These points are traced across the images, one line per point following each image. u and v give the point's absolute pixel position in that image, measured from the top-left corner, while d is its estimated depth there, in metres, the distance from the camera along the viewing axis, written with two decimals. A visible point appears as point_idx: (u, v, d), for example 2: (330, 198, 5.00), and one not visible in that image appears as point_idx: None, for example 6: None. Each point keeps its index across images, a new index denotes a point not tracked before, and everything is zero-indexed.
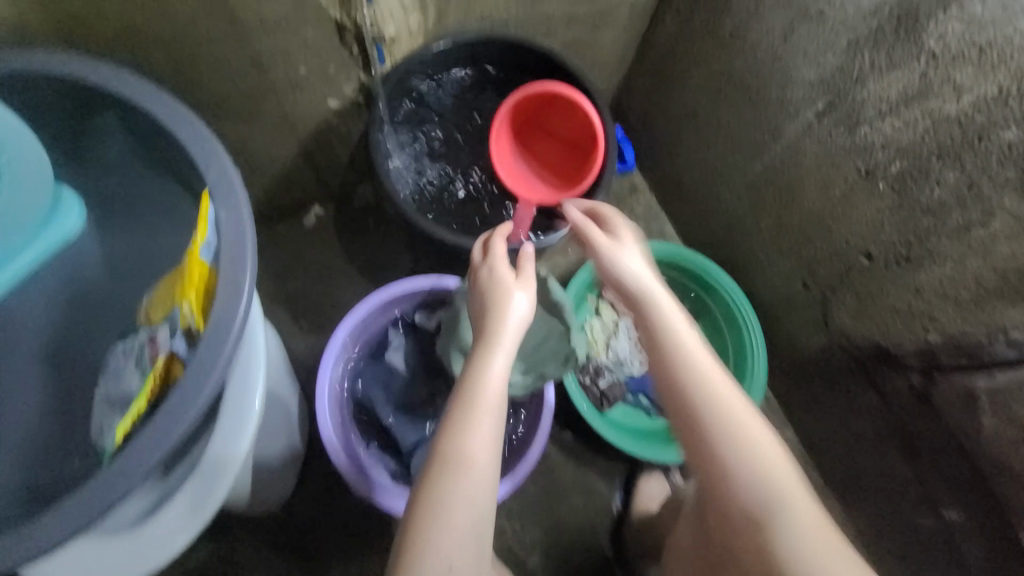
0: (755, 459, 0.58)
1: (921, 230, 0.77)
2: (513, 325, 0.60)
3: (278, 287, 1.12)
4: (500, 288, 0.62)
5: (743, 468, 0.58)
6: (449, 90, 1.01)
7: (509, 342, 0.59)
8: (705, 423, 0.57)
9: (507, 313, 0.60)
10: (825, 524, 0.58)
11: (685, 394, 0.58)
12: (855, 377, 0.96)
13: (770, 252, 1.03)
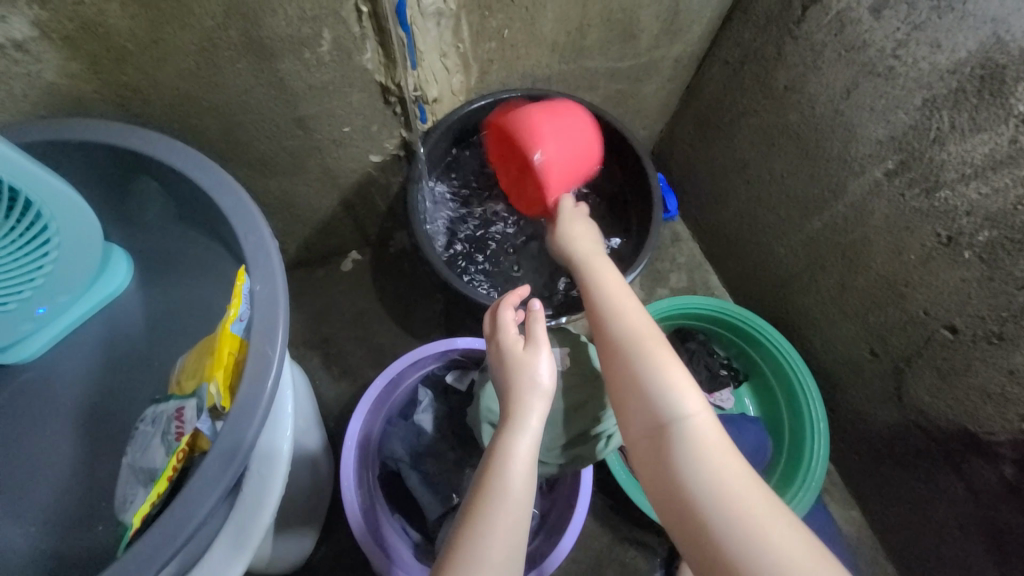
0: (678, 431, 0.51)
1: (1015, 306, 0.68)
2: (537, 400, 0.57)
3: (312, 332, 1.12)
4: (515, 350, 0.60)
5: (667, 449, 0.51)
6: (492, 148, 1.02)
7: (536, 423, 0.56)
8: (624, 382, 0.55)
9: (528, 386, 0.57)
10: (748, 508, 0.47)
11: (608, 353, 0.57)
12: (935, 462, 0.85)
13: (831, 314, 0.95)
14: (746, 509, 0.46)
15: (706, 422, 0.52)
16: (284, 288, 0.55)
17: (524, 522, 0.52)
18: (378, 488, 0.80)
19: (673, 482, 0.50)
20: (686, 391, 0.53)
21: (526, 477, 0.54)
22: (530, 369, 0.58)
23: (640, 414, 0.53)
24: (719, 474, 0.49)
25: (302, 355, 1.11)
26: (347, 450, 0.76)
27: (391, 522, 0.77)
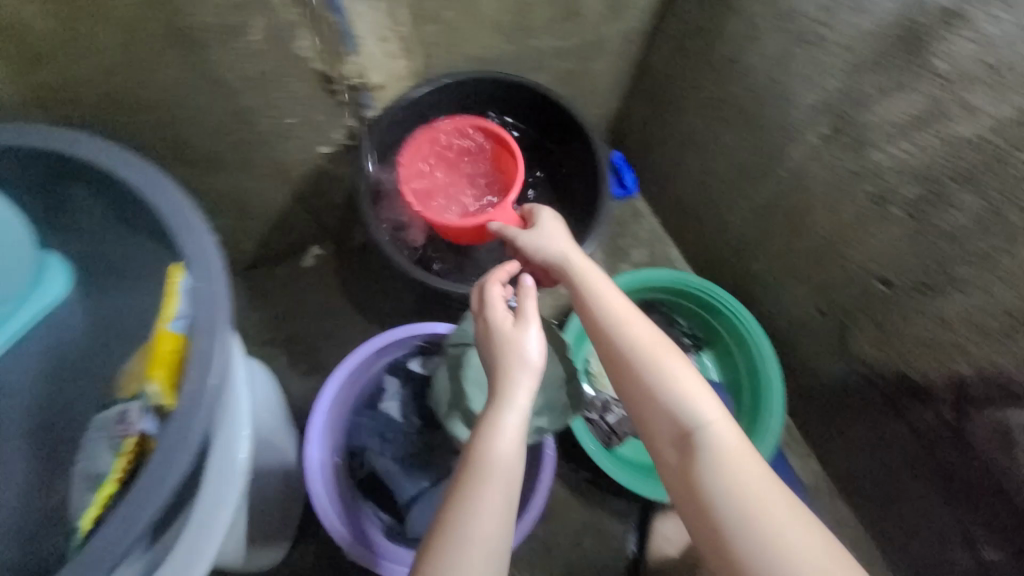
0: (700, 442, 0.55)
1: (941, 256, 0.71)
2: (522, 378, 0.58)
3: (277, 330, 1.11)
4: (505, 328, 0.60)
5: (690, 457, 0.55)
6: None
7: (521, 399, 0.57)
8: (639, 398, 0.58)
9: (515, 364, 0.57)
10: (772, 513, 0.51)
11: (615, 368, 0.60)
12: (879, 408, 0.89)
13: (782, 279, 0.99)
14: (764, 514, 0.51)
15: (723, 428, 0.56)
16: (224, 283, 0.55)
17: (507, 498, 0.54)
18: (347, 478, 0.81)
19: (699, 490, 0.53)
20: (704, 404, 0.56)
21: (512, 453, 0.55)
22: (518, 347, 0.59)
23: (656, 426, 0.57)
24: (734, 481, 0.52)
25: (269, 355, 1.10)
26: (309, 444, 0.76)
27: (360, 509, 0.79)
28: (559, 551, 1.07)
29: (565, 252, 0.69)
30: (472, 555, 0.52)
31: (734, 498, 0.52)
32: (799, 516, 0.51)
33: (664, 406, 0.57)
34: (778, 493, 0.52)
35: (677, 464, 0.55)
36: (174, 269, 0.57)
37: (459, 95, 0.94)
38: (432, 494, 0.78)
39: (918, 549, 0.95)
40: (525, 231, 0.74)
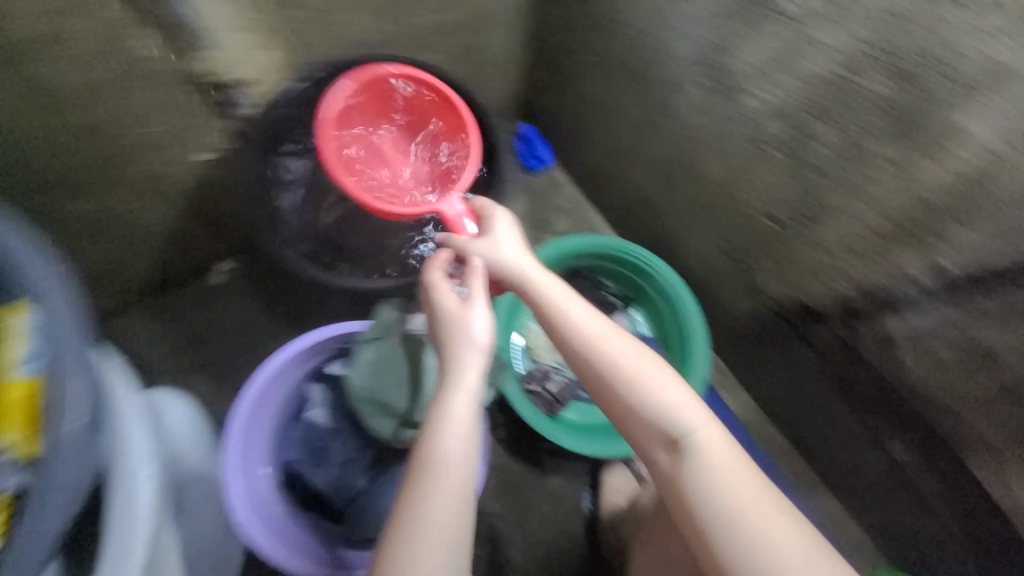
0: (684, 447, 0.61)
1: (811, 186, 0.76)
2: (468, 352, 0.61)
3: (194, 355, 1.05)
4: (450, 309, 0.62)
5: (677, 461, 0.61)
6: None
7: (469, 379, 0.60)
8: (625, 413, 0.62)
9: (459, 342, 0.61)
10: (749, 503, 0.59)
11: (603, 389, 0.63)
12: (788, 335, 0.96)
13: (692, 229, 1.03)
14: (747, 508, 0.59)
15: (709, 432, 0.62)
16: (75, 315, 0.51)
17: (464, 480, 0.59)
18: (272, 492, 0.78)
19: (683, 490, 0.61)
20: (685, 413, 0.62)
21: (462, 437, 0.59)
22: (463, 326, 0.61)
23: (648, 437, 0.63)
24: (714, 481, 0.60)
25: (188, 382, 1.04)
26: (226, 475, 0.73)
27: (287, 521, 0.77)
28: (518, 522, 1.09)
29: (527, 269, 0.66)
30: (434, 534, 0.57)
31: (715, 495, 0.60)
32: (770, 499, 0.60)
33: (655, 419, 0.62)
34: (753, 483, 0.61)
35: (670, 469, 0.62)
36: (14, 309, 0.52)
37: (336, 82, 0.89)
38: (367, 497, 0.78)
39: (841, 459, 1.03)
40: (477, 239, 0.67)
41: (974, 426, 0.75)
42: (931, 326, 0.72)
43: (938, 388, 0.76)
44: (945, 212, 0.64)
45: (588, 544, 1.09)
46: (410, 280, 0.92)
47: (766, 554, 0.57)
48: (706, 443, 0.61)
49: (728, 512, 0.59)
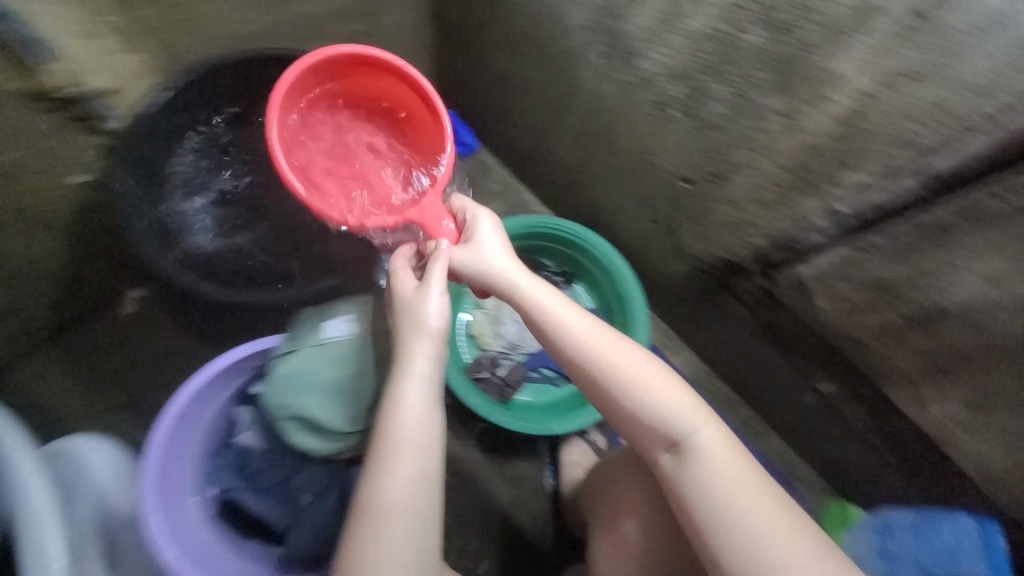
0: (684, 449, 0.63)
1: (715, 145, 0.76)
2: (423, 341, 0.65)
3: (115, 393, 0.98)
4: (411, 294, 0.66)
5: (678, 464, 0.63)
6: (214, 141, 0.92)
7: (419, 364, 0.64)
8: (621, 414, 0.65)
9: (416, 331, 0.65)
10: (754, 508, 0.60)
11: (600, 393, 0.66)
12: (718, 291, 0.98)
13: (617, 199, 1.03)
14: (744, 508, 0.60)
15: (711, 434, 0.64)
16: None
17: (424, 469, 0.62)
18: (208, 528, 0.73)
19: (683, 492, 0.62)
20: (687, 417, 0.64)
21: (421, 425, 0.63)
22: (419, 314, 0.65)
23: (648, 439, 0.65)
24: (714, 485, 0.61)
25: (113, 423, 0.97)
26: (150, 513, 0.64)
27: (233, 554, 0.72)
28: (482, 509, 1.10)
29: (513, 279, 0.68)
30: (394, 518, 0.60)
31: (718, 499, 0.60)
32: (776, 502, 0.61)
33: (652, 421, 0.64)
34: (758, 486, 0.61)
35: (671, 471, 0.64)
36: None
37: (203, 91, 0.83)
38: (312, 513, 0.73)
39: (780, 402, 1.08)
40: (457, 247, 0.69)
41: (888, 358, 0.76)
42: (834, 268, 0.74)
43: (850, 327, 0.77)
44: (834, 157, 0.66)
45: (554, 520, 1.10)
46: (334, 285, 0.88)
47: (761, 553, 0.58)
48: (709, 447, 0.63)
49: (730, 516, 0.60)
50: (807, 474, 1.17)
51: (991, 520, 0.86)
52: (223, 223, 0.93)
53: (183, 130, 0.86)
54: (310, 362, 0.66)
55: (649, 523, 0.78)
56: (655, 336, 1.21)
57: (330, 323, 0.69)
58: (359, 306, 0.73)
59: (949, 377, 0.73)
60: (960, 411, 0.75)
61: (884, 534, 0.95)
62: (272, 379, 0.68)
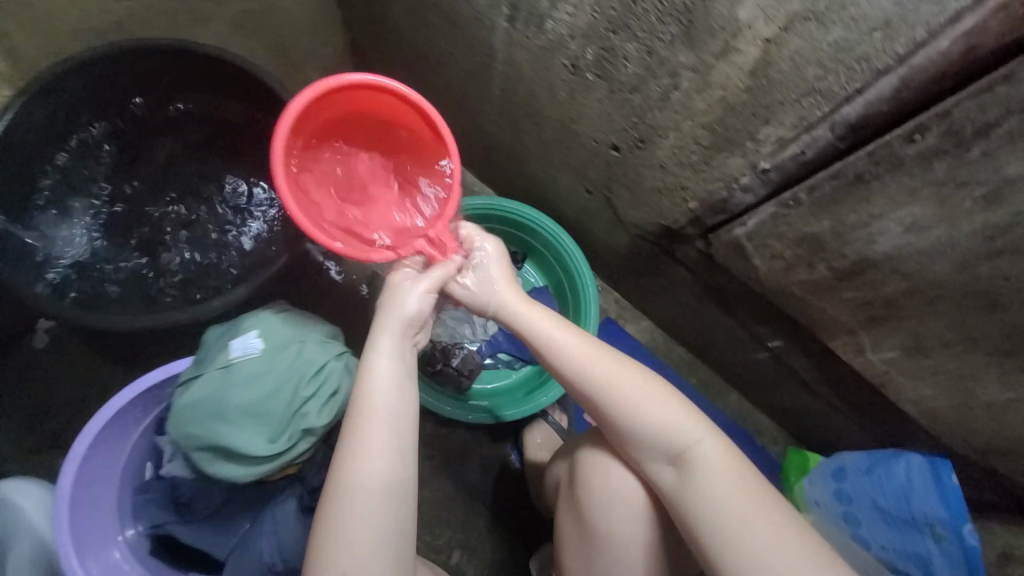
0: (685, 458, 0.63)
1: (636, 108, 0.72)
2: (399, 324, 0.64)
3: (39, 432, 0.92)
4: (396, 289, 0.66)
5: (680, 474, 0.63)
6: (86, 158, 0.88)
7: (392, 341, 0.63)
8: (622, 429, 0.65)
9: (395, 316, 0.64)
10: (756, 515, 0.59)
11: (599, 409, 0.66)
12: (662, 258, 0.96)
13: (551, 171, 0.99)
14: (745, 519, 0.59)
15: (713, 445, 0.64)
16: None
17: (393, 444, 0.59)
18: (140, 563, 0.72)
19: (685, 502, 0.62)
20: (689, 425, 0.65)
21: (394, 402, 0.61)
22: (399, 307, 0.64)
23: (650, 453, 0.65)
24: (714, 492, 0.61)
25: (41, 463, 0.91)
26: (68, 559, 0.64)
27: None
28: (449, 502, 1.08)
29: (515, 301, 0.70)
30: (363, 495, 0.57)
31: (719, 506, 0.60)
32: (780, 510, 0.60)
33: (652, 435, 0.64)
34: (762, 495, 0.61)
35: (672, 485, 0.64)
36: None
37: (52, 108, 0.79)
38: (246, 540, 0.70)
39: (734, 360, 1.08)
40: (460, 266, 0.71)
41: (824, 311, 0.75)
42: (764, 226, 0.71)
43: (786, 283, 0.76)
44: (749, 110, 0.62)
45: (525, 505, 1.10)
46: (254, 295, 0.82)
47: (764, 563, 0.57)
48: (710, 456, 0.63)
49: (732, 524, 0.59)
50: (768, 425, 1.19)
51: (943, 460, 0.88)
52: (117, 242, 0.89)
53: (43, 154, 0.83)
54: (213, 387, 0.62)
55: (615, 505, 0.69)
56: (610, 307, 1.19)
57: (233, 341, 0.64)
58: (267, 318, 0.67)
59: (883, 325, 0.72)
60: (897, 356, 0.75)
61: (841, 477, 0.99)
62: (176, 408, 0.63)
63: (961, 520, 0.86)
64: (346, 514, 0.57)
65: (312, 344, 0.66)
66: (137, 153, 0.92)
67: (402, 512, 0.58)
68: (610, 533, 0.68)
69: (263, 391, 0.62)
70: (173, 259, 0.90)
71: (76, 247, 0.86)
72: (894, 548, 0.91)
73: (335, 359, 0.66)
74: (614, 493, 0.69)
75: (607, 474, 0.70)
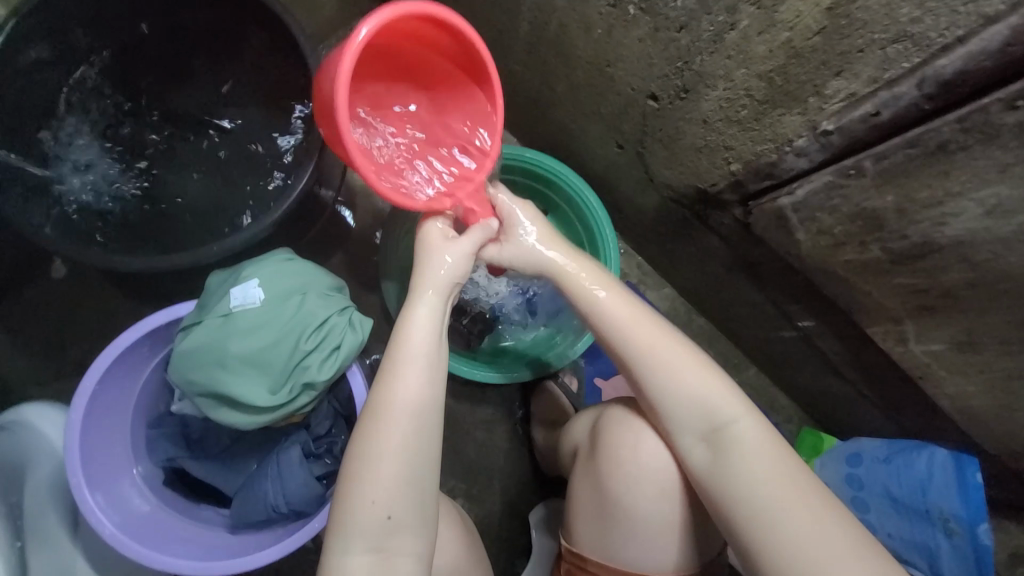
0: (724, 436, 0.60)
1: (682, 50, 0.63)
2: (439, 280, 0.61)
3: (61, 359, 0.95)
4: (435, 238, 0.62)
5: (717, 451, 0.60)
6: (75, 83, 0.82)
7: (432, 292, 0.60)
8: (660, 402, 0.62)
9: (433, 267, 0.61)
10: (797, 497, 0.56)
11: (636, 379, 0.63)
12: (693, 224, 0.88)
13: (579, 121, 0.90)
14: (783, 504, 0.56)
15: (753, 425, 0.60)
16: None
17: (430, 385, 0.57)
18: (152, 494, 0.74)
19: (722, 479, 0.59)
20: (733, 403, 0.61)
21: (433, 350, 0.59)
22: (440, 255, 0.62)
23: (683, 428, 0.62)
24: (754, 472, 0.58)
25: (63, 389, 0.94)
26: (79, 490, 0.65)
27: (184, 517, 0.74)
28: (454, 455, 1.09)
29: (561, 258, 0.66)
30: (393, 440, 0.55)
31: (759, 486, 0.57)
32: (825, 497, 0.57)
33: (691, 409, 0.61)
34: (805, 480, 0.58)
35: (705, 464, 0.61)
36: None
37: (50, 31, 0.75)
38: (253, 480, 0.72)
39: (758, 335, 1.03)
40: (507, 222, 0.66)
41: (869, 295, 0.69)
42: (816, 197, 0.63)
43: (831, 262, 0.68)
44: (818, 57, 0.53)
45: (529, 463, 1.10)
46: (260, 239, 0.79)
47: (804, 547, 0.54)
48: (753, 436, 0.60)
49: (768, 504, 0.56)
50: (785, 404, 1.15)
51: (971, 457, 0.82)
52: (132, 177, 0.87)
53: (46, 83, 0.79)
54: (213, 334, 0.62)
55: (644, 481, 0.67)
56: (632, 271, 1.13)
57: (233, 290, 0.63)
58: (269, 265, 0.65)
59: (934, 316, 0.65)
60: (943, 350, 0.68)
61: (856, 462, 0.96)
62: (177, 353, 0.63)
63: (979, 518, 0.83)
64: (378, 456, 0.55)
65: (314, 297, 0.65)
66: (139, 80, 0.87)
67: (431, 456, 0.57)
68: (635, 510, 0.67)
69: (265, 341, 0.62)
70: (182, 195, 0.88)
71: (78, 177, 0.82)
72: (900, 536, 0.90)
73: (338, 314, 0.65)
74: (646, 466, 0.67)
75: (632, 449, 0.68)
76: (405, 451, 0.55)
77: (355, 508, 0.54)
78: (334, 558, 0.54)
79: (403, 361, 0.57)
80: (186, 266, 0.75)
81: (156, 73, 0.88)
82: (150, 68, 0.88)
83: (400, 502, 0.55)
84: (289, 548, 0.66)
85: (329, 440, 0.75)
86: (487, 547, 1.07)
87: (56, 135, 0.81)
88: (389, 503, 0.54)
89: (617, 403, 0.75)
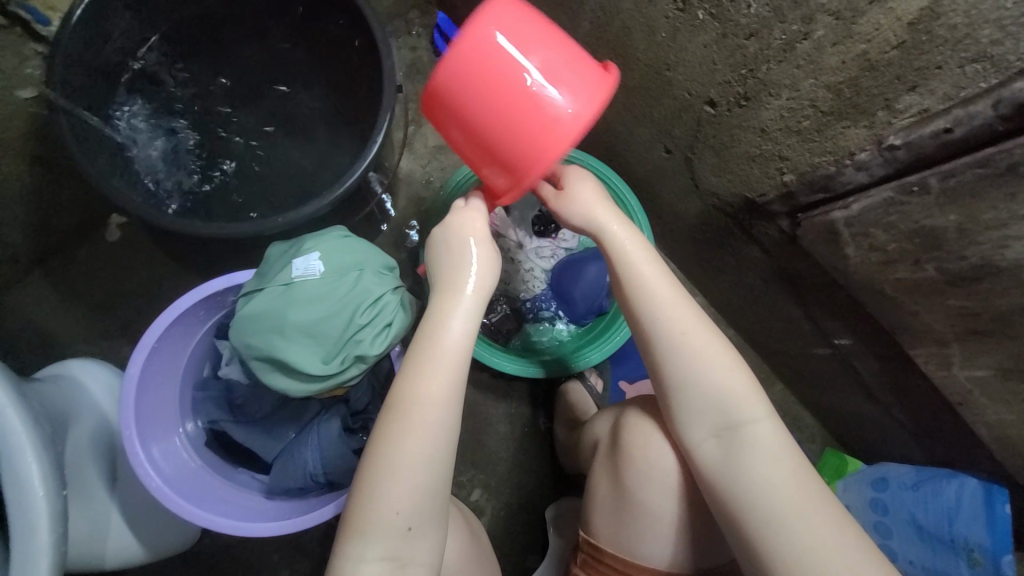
0: (739, 434, 0.60)
1: (749, 58, 0.64)
2: (474, 283, 0.61)
3: (109, 319, 0.98)
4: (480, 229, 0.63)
5: (730, 447, 0.60)
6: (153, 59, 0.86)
7: (469, 303, 0.61)
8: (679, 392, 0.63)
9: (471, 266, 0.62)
10: (808, 502, 0.56)
11: (656, 364, 0.64)
12: (736, 234, 0.88)
13: (628, 123, 0.91)
14: (787, 507, 0.56)
15: (768, 427, 0.60)
16: None
17: (457, 390, 0.59)
18: (194, 455, 0.76)
19: (733, 474, 0.59)
20: (754, 404, 0.61)
21: (465, 347, 0.60)
22: (470, 250, 0.62)
23: (697, 420, 0.62)
24: (766, 474, 0.58)
25: (106, 348, 0.97)
26: (131, 443, 0.68)
27: (221, 478, 0.76)
28: (475, 445, 1.10)
29: (601, 226, 0.66)
30: (426, 433, 0.57)
31: (769, 488, 0.57)
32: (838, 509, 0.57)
33: (708, 401, 0.61)
34: (821, 490, 0.58)
35: (714, 457, 0.61)
36: None
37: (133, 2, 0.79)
38: (292, 448, 0.74)
39: (790, 350, 1.02)
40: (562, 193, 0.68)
41: (916, 315, 0.68)
42: (871, 213, 0.63)
43: (881, 281, 0.68)
44: (893, 71, 0.53)
45: (549, 459, 1.11)
46: (312, 218, 0.82)
47: (807, 550, 0.54)
48: (769, 438, 0.60)
49: (777, 504, 0.56)
50: (809, 422, 1.14)
51: (1000, 487, 0.79)
52: (200, 146, 0.91)
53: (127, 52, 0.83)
54: (274, 301, 0.64)
55: (666, 488, 0.67)
56: None
57: (295, 260, 0.65)
58: (329, 240, 0.68)
59: (983, 340, 0.64)
60: (987, 376, 0.67)
61: (882, 487, 0.95)
62: (238, 318, 0.65)
63: (1004, 550, 0.80)
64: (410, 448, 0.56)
65: (368, 274, 0.66)
66: (208, 56, 0.91)
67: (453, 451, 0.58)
68: (654, 518, 0.67)
69: (321, 312, 0.64)
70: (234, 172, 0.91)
71: (145, 146, 0.85)
72: (922, 564, 0.88)
73: (391, 293, 0.67)
74: (662, 467, 0.67)
75: (654, 454, 0.68)
76: (432, 455, 0.57)
77: (385, 502, 0.56)
78: (359, 547, 0.56)
79: (439, 366, 0.58)
80: (239, 235, 0.76)
81: (225, 51, 0.92)
82: (220, 46, 0.91)
83: (427, 492, 0.57)
84: (319, 517, 0.67)
85: (365, 416, 0.76)
86: (499, 539, 1.08)
87: (132, 104, 0.85)
88: (423, 498, 0.56)
89: (634, 406, 0.75)
